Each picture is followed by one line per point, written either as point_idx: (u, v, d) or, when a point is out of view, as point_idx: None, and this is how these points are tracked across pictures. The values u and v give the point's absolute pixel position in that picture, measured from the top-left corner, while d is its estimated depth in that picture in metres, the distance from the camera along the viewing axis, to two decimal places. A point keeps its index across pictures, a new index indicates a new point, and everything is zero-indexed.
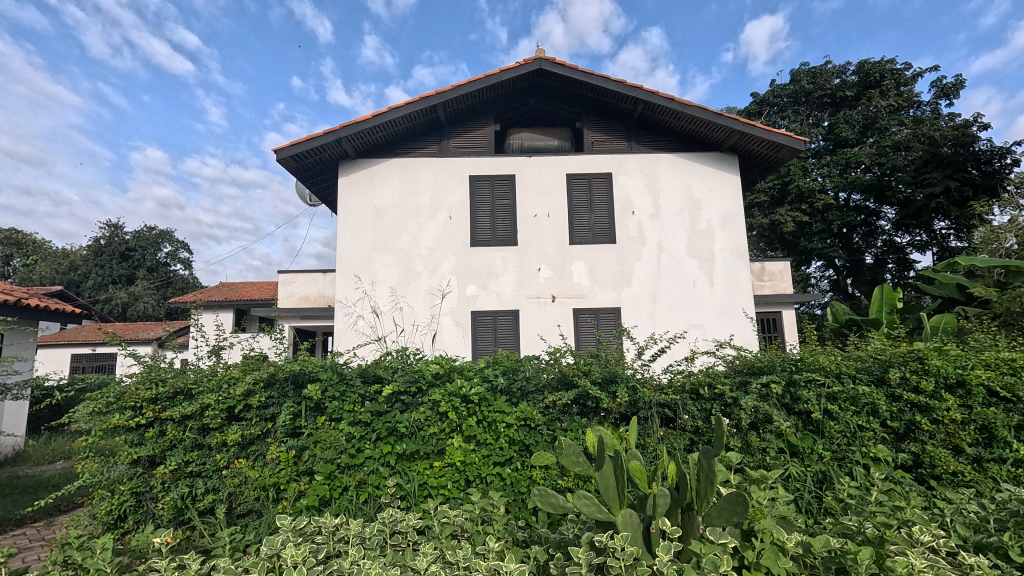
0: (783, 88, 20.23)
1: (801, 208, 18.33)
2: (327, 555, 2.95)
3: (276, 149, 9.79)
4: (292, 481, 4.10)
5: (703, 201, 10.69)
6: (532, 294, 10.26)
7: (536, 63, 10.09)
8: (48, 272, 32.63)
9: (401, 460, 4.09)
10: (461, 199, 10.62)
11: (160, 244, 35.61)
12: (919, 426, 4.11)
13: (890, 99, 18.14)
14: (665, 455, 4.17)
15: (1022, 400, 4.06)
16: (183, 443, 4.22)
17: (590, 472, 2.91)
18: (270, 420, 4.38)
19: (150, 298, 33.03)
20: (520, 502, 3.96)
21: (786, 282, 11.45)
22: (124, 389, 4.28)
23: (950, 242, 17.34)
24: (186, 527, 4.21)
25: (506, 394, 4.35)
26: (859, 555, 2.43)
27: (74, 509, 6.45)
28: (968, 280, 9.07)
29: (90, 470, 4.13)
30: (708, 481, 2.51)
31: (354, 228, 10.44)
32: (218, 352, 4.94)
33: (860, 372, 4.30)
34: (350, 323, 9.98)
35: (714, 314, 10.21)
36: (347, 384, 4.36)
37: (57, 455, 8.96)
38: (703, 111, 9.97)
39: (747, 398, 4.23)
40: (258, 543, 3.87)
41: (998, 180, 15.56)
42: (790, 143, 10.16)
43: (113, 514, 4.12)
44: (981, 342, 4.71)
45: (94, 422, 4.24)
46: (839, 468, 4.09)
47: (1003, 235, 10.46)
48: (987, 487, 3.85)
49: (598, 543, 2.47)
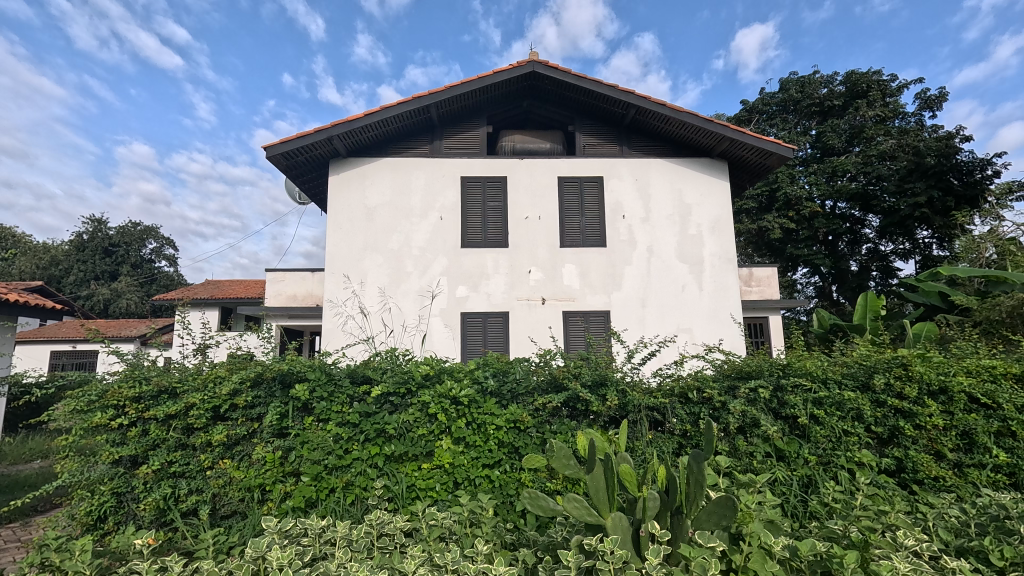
0: (772, 96, 20.52)
1: (788, 215, 18.59)
2: (312, 557, 2.90)
3: (266, 146, 9.69)
4: (277, 482, 4.06)
5: (693, 206, 10.77)
6: (521, 296, 10.26)
7: (529, 66, 10.12)
8: (28, 266, 32.03)
9: (389, 461, 4.06)
10: (452, 200, 10.60)
11: (145, 240, 35.09)
12: (903, 432, 4.16)
13: (876, 110, 18.45)
14: (654, 459, 4.19)
15: (1002, 406, 4.13)
16: (166, 443, 4.15)
17: (579, 475, 2.89)
18: (256, 420, 4.32)
19: (134, 294, 32.41)
20: (509, 505, 3.94)
21: (773, 288, 11.57)
22: (106, 387, 4.19)
23: (933, 251, 17.50)
24: (168, 529, 4.13)
25: (496, 396, 4.33)
26: (845, 558, 2.46)
27: (52, 509, 6.28)
28: (950, 289, 9.21)
29: (69, 470, 4.04)
30: (698, 484, 2.53)
31: (344, 228, 10.36)
32: (204, 350, 4.84)
33: (846, 377, 4.36)
34: (339, 323, 9.92)
35: (703, 319, 10.28)
36: (336, 384, 4.32)
37: (34, 454, 8.74)
38: (694, 118, 10.06)
39: (735, 402, 4.26)
40: (242, 545, 3.81)
41: (980, 190, 15.65)
42: (778, 150, 10.27)
43: (93, 515, 4.03)
44: (963, 349, 4.80)
45: (75, 420, 4.15)
46: (825, 472, 4.13)
47: (983, 245, 10.67)
48: (968, 492, 3.92)
49: (588, 545, 2.47)
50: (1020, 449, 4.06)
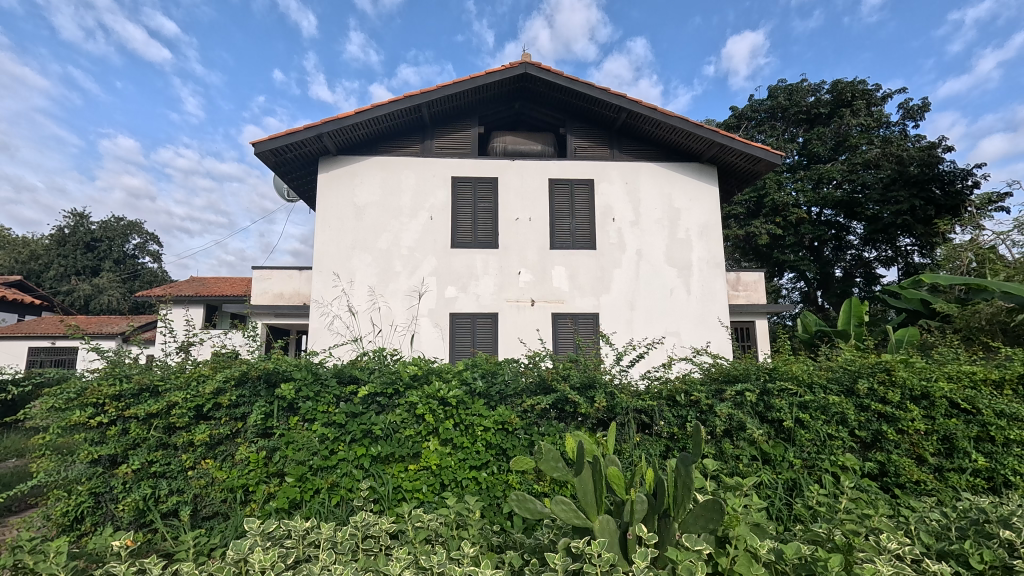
0: (761, 103, 20.75)
1: (775, 221, 18.87)
2: (296, 559, 2.84)
3: (254, 142, 9.55)
4: (261, 483, 4.00)
5: (682, 210, 10.84)
6: (511, 298, 10.25)
7: (521, 67, 10.10)
8: (7, 261, 31.45)
9: (376, 462, 4.02)
10: (443, 200, 10.56)
11: (129, 235, 34.60)
12: (885, 436, 4.22)
13: (861, 118, 18.77)
14: (640, 462, 4.22)
15: (981, 412, 4.20)
16: (146, 442, 4.07)
17: (567, 477, 2.86)
18: (240, 420, 4.26)
19: (115, 290, 31.85)
20: (496, 507, 3.93)
21: (760, 292, 11.71)
22: (85, 385, 4.09)
23: (914, 259, 17.93)
24: (147, 530, 4.06)
25: (484, 397, 4.30)
26: (830, 562, 2.47)
27: (27, 509, 6.09)
28: (932, 296, 9.35)
29: (44, 469, 3.91)
30: (685, 488, 2.51)
31: (332, 227, 10.28)
32: (187, 348, 4.73)
33: (831, 381, 4.41)
34: (327, 323, 9.86)
35: (690, 323, 10.35)
36: (322, 384, 4.27)
37: (9, 453, 8.44)
38: (684, 122, 10.12)
39: (722, 405, 4.29)
40: (224, 547, 3.76)
41: (960, 200, 16.21)
42: (768, 156, 10.36)
43: (69, 516, 3.94)
44: (944, 355, 4.86)
45: (52, 418, 4.03)
46: (809, 475, 4.19)
47: (963, 253, 10.92)
48: (947, 495, 4.00)
49: (575, 548, 2.44)
50: (999, 454, 4.12)
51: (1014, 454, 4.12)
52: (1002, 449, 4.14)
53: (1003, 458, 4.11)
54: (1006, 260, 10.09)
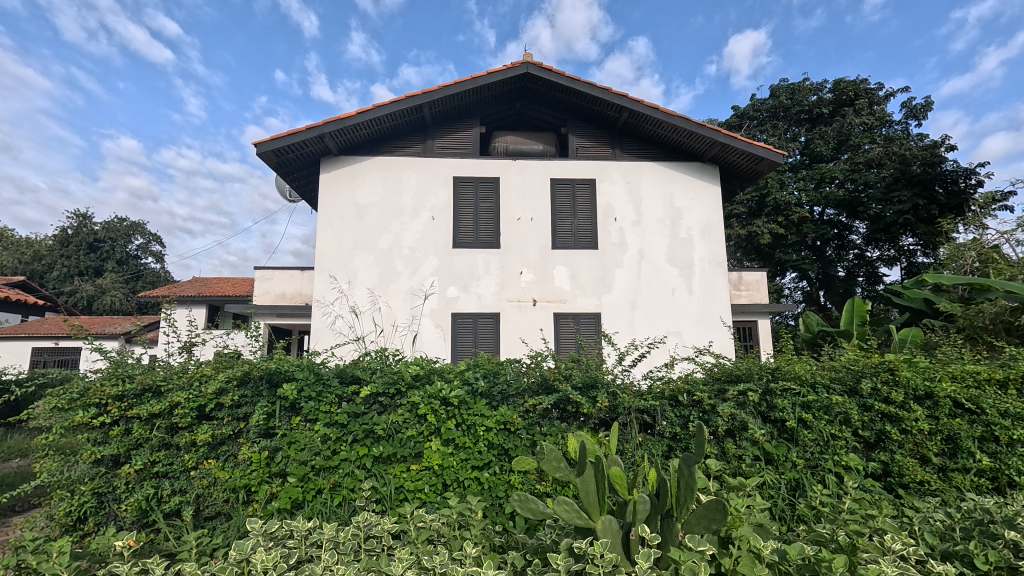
0: (763, 102, 20.71)
1: (777, 221, 18.89)
2: (298, 559, 2.84)
3: (256, 142, 9.56)
4: (263, 483, 4.00)
5: (684, 210, 10.82)
6: (512, 298, 10.24)
7: (523, 67, 10.09)
8: (10, 261, 31.56)
9: (377, 462, 4.02)
10: (445, 200, 10.56)
11: (131, 236, 34.69)
12: (889, 436, 4.21)
13: (863, 117, 18.71)
14: (642, 462, 4.21)
15: (986, 412, 4.18)
16: (149, 443, 4.08)
17: (569, 477, 2.85)
18: (242, 420, 4.27)
19: (118, 291, 31.93)
20: (497, 507, 3.91)
21: (762, 292, 11.67)
22: (88, 385, 4.10)
23: (917, 258, 17.81)
24: (150, 530, 4.06)
25: (486, 397, 4.29)
26: (834, 563, 2.47)
27: (31, 509, 6.11)
28: (935, 295, 9.30)
29: (48, 469, 3.93)
30: (688, 488, 2.50)
31: (334, 227, 10.29)
32: (189, 349, 4.74)
33: (834, 381, 4.40)
34: (328, 323, 9.85)
35: (692, 323, 10.33)
36: (324, 384, 4.28)
37: (12, 453, 8.47)
38: (685, 121, 10.10)
39: (724, 405, 4.28)
40: (226, 547, 3.75)
41: (963, 200, 16.05)
42: (769, 156, 10.34)
43: (72, 515, 3.94)
44: (948, 354, 4.83)
45: (55, 419, 4.04)
46: (812, 475, 4.16)
47: (967, 253, 10.87)
48: (951, 496, 3.97)
49: (577, 549, 2.44)
50: (1003, 454, 4.10)
51: (1017, 454, 4.10)
52: (1006, 449, 4.12)
53: (1007, 458, 4.09)
54: (1010, 260, 10.04)
